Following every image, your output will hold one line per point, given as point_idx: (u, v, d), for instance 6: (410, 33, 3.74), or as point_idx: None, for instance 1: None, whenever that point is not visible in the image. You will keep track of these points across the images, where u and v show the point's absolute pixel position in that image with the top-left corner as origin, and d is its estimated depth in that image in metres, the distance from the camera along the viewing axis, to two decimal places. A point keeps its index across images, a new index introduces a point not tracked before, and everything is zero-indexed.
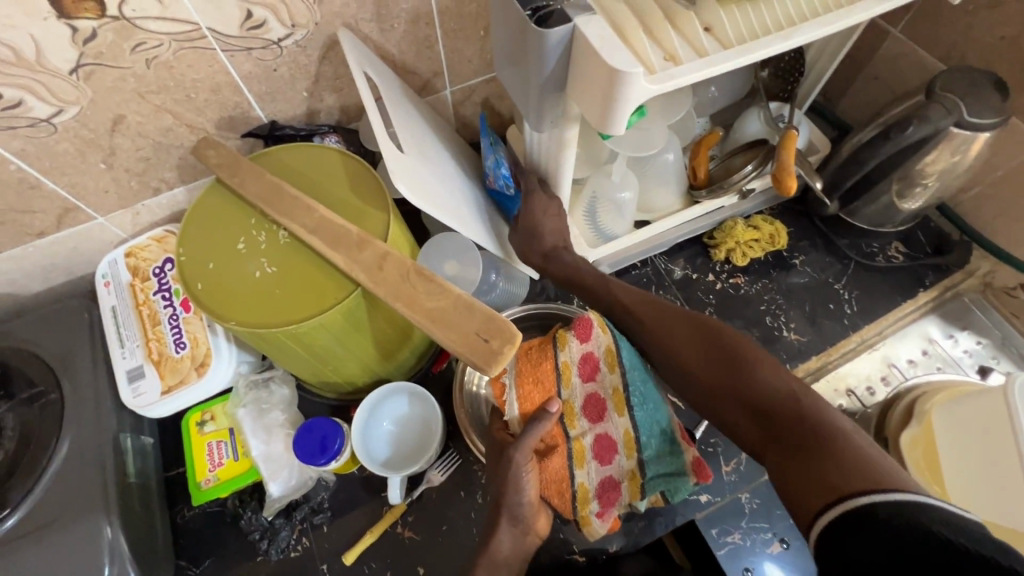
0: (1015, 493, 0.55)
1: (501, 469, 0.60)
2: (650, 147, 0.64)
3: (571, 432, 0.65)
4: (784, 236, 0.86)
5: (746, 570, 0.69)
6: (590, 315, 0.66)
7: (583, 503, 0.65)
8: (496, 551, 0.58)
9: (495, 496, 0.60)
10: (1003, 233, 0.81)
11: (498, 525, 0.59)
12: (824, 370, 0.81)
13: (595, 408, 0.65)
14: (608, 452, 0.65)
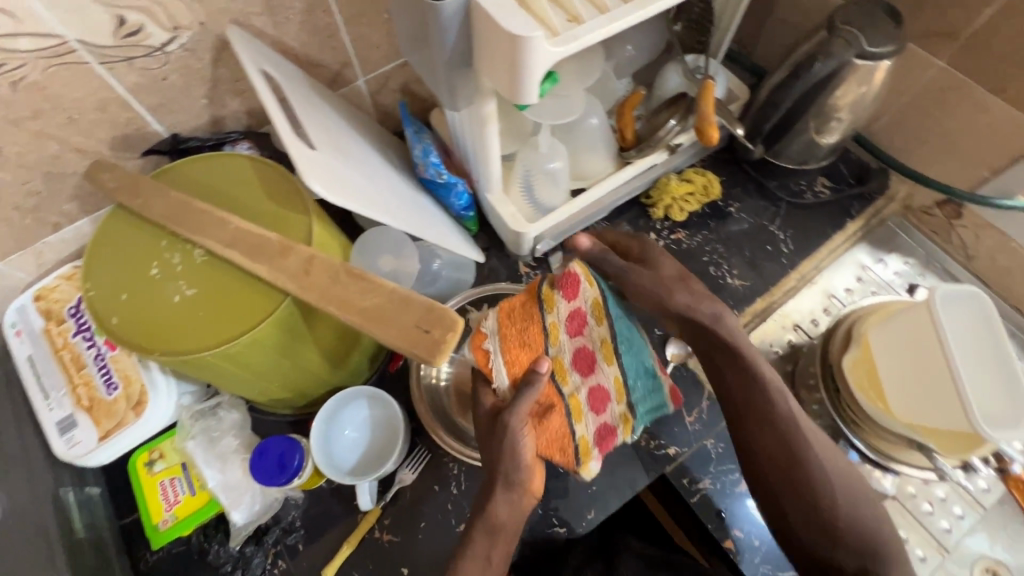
0: (945, 398, 0.58)
1: (498, 432, 0.60)
2: (569, 114, 0.64)
3: (564, 388, 0.66)
4: (717, 186, 0.88)
5: (720, 513, 0.71)
6: (573, 271, 0.66)
7: (584, 456, 0.65)
8: (494, 515, 0.58)
9: (490, 463, 0.61)
10: (916, 156, 0.84)
11: (496, 491, 0.58)
12: (769, 310, 0.84)
13: (584, 361, 0.66)
14: (602, 401, 0.66)
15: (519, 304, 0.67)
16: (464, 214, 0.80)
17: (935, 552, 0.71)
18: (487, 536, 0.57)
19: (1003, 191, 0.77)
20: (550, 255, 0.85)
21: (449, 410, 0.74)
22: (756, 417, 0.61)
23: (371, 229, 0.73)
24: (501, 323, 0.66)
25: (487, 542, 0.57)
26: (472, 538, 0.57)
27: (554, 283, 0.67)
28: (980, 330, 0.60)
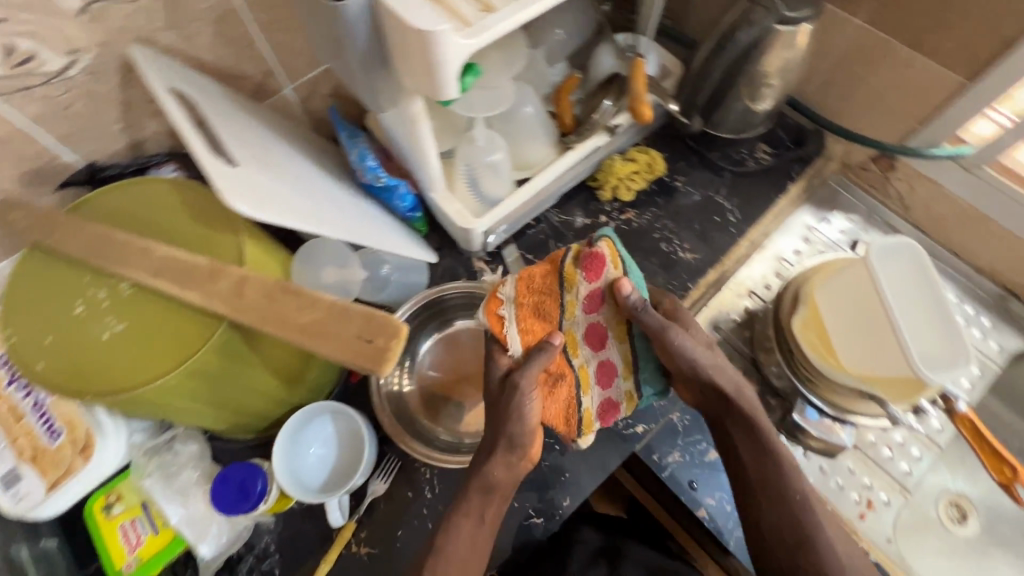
0: (889, 347, 0.60)
1: (509, 401, 0.61)
2: (499, 105, 0.62)
3: (573, 361, 0.66)
4: (660, 161, 0.88)
5: (691, 484, 0.73)
6: (599, 249, 0.63)
7: (585, 425, 0.67)
8: (490, 476, 0.61)
9: (495, 426, 0.62)
10: (850, 115, 0.86)
11: (497, 455, 0.61)
12: (723, 279, 0.86)
13: (596, 337, 0.65)
14: (608, 377, 0.67)
15: (537, 272, 0.65)
16: (410, 215, 0.79)
17: (898, 493, 0.77)
18: (481, 494, 0.61)
19: (930, 141, 0.79)
20: (503, 248, 0.85)
21: (414, 414, 0.74)
22: (770, 493, 0.62)
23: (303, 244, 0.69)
24: (516, 292, 0.65)
25: (481, 500, 0.61)
26: (467, 495, 0.61)
27: (579, 255, 0.63)
28: (914, 276, 0.62)
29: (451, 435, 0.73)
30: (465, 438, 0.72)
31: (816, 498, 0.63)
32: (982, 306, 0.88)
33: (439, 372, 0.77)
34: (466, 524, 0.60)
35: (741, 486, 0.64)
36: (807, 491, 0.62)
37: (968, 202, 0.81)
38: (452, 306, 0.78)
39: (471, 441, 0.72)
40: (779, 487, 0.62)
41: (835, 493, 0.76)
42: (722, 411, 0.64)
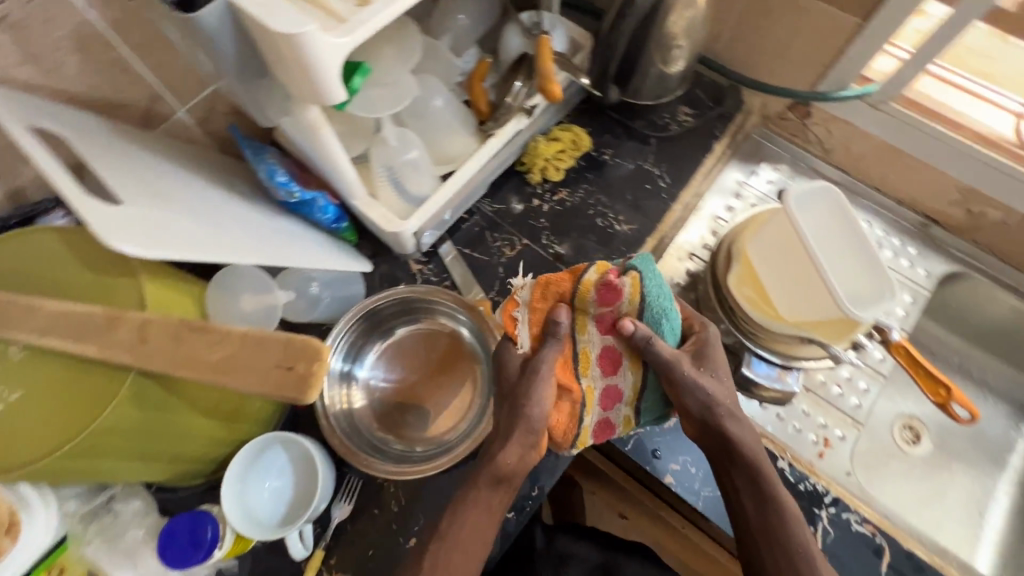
0: (818, 290, 0.62)
1: (525, 387, 0.63)
2: (402, 100, 0.60)
3: (580, 377, 0.67)
4: (585, 137, 0.88)
5: (654, 452, 0.73)
6: (620, 281, 0.65)
7: (579, 440, 0.67)
8: (502, 464, 0.61)
9: (508, 413, 0.63)
10: (761, 67, 0.87)
11: (513, 440, 0.61)
12: (663, 246, 0.86)
13: (609, 359, 0.67)
14: (612, 401, 0.68)
15: (556, 283, 0.66)
16: (337, 227, 0.76)
17: (851, 428, 0.80)
18: (492, 484, 0.61)
19: (838, 83, 0.81)
20: (439, 246, 0.82)
21: (365, 429, 0.71)
22: (772, 545, 0.60)
23: (221, 272, 0.65)
24: (531, 298, 0.67)
25: (491, 491, 0.61)
26: (477, 486, 0.61)
27: (600, 276, 0.65)
28: (836, 217, 0.64)
29: (404, 446, 0.71)
30: (417, 447, 0.71)
31: (819, 556, 0.60)
32: (907, 236, 0.91)
33: (393, 380, 0.75)
34: (474, 514, 0.61)
35: (743, 535, 0.62)
36: (809, 542, 0.59)
37: (881, 138, 0.84)
38: (390, 316, 0.76)
39: (423, 451, 0.70)
40: (778, 537, 0.60)
41: (794, 437, 0.77)
42: (727, 456, 0.63)
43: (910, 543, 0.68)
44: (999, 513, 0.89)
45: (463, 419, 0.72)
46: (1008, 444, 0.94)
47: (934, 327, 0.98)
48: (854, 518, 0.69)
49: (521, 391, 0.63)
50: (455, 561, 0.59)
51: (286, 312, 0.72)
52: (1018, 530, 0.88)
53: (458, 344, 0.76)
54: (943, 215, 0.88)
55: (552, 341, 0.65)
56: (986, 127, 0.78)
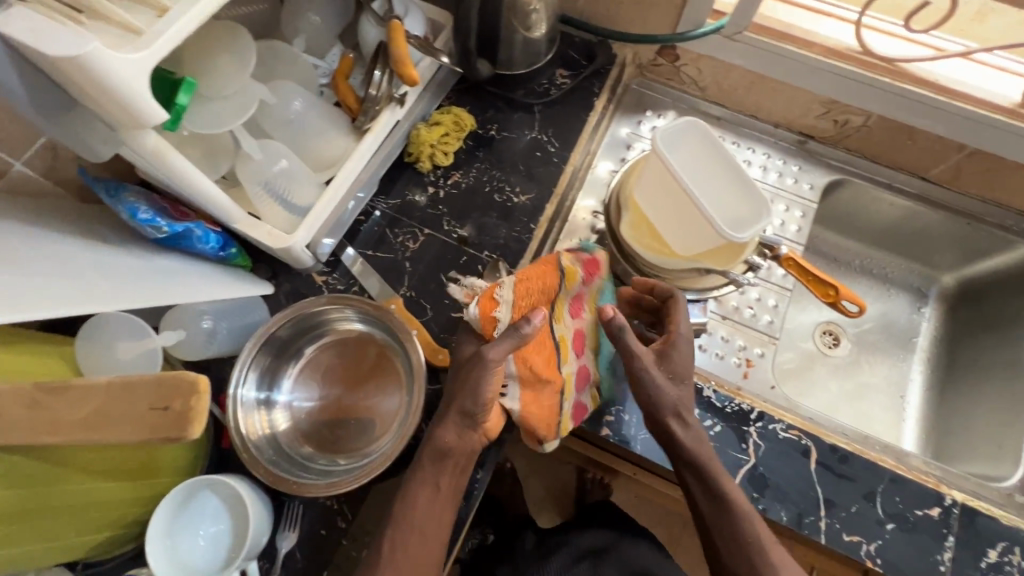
0: (699, 222, 0.64)
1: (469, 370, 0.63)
2: (251, 107, 0.58)
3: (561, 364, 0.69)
4: (467, 116, 0.87)
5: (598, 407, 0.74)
6: (591, 258, 0.73)
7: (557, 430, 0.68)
8: (441, 442, 0.63)
9: (451, 396, 0.65)
10: (623, 18, 0.88)
11: (449, 420, 0.63)
12: (563, 209, 0.87)
13: (578, 341, 0.71)
14: (583, 385, 0.70)
15: (545, 274, 0.68)
16: (224, 254, 0.72)
17: (769, 345, 0.83)
18: (436, 461, 0.63)
19: (694, 22, 0.84)
20: (341, 254, 0.80)
21: (290, 452, 0.69)
22: (723, 539, 0.62)
23: (92, 321, 0.59)
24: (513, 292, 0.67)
25: (435, 468, 0.63)
26: (423, 463, 0.64)
27: (575, 259, 0.71)
28: (701, 150, 0.67)
29: (326, 462, 0.69)
30: (340, 460, 0.69)
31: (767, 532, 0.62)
32: (788, 155, 0.97)
33: (315, 398, 0.73)
34: (424, 494, 0.63)
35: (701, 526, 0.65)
36: (758, 532, 0.61)
37: (745, 67, 0.88)
38: (299, 339, 0.74)
39: (346, 466, 0.68)
40: (727, 531, 0.62)
41: (717, 364, 0.81)
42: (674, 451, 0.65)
43: (831, 438, 0.72)
44: (916, 392, 0.97)
45: (396, 419, 0.71)
46: (914, 328, 1.01)
47: (831, 235, 1.05)
48: (779, 426, 0.72)
49: (464, 378, 0.63)
50: (412, 542, 0.61)
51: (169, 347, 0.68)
52: (934, 403, 0.95)
53: (378, 350, 0.74)
54: (814, 129, 0.93)
55: (514, 332, 0.61)
56: (834, 41, 0.83)
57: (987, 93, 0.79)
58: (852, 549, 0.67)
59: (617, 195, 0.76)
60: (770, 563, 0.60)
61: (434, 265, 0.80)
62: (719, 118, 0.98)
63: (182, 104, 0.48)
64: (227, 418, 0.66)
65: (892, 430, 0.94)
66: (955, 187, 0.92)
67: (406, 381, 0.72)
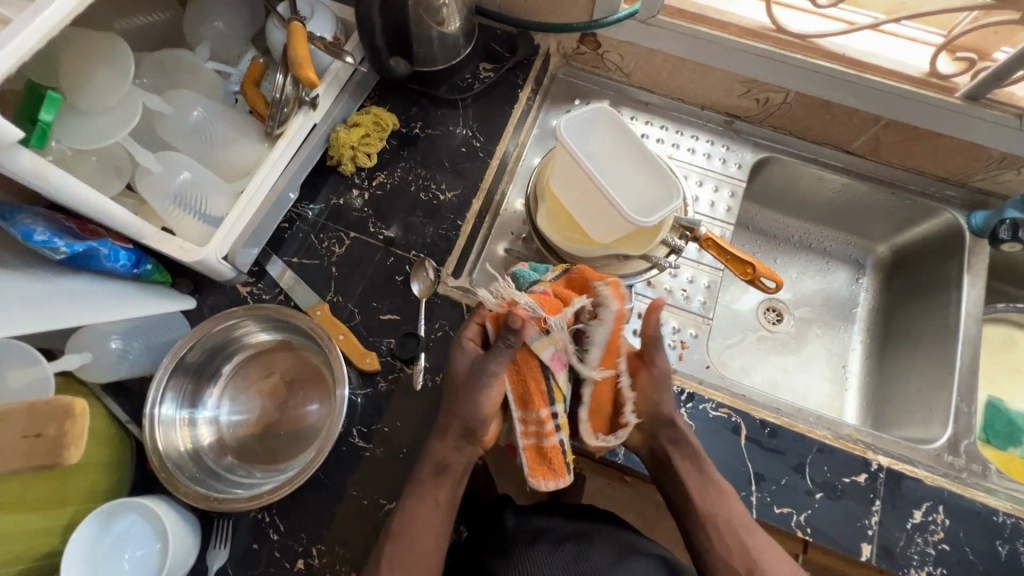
0: (612, 213, 0.66)
1: (468, 388, 0.62)
2: (132, 116, 0.60)
3: (553, 377, 0.62)
4: (388, 116, 0.86)
5: None
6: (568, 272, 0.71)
7: (569, 461, 0.63)
8: (439, 455, 0.64)
9: (449, 412, 0.64)
10: (539, 8, 0.88)
11: (449, 435, 0.64)
12: (492, 204, 0.87)
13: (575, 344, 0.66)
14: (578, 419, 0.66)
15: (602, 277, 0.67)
16: (138, 271, 0.70)
17: (703, 326, 0.84)
18: (435, 475, 0.64)
19: (610, 8, 0.84)
20: (266, 263, 0.78)
21: (209, 465, 0.68)
22: (714, 522, 0.63)
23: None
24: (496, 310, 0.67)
25: (435, 482, 0.63)
26: (422, 478, 0.64)
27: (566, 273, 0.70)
28: (616, 134, 0.68)
29: (244, 474, 0.68)
30: (257, 472, 0.68)
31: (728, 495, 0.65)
32: (716, 137, 0.97)
33: (239, 412, 0.72)
34: (422, 508, 0.62)
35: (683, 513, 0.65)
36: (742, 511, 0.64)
37: (664, 51, 0.88)
38: (218, 360, 0.72)
39: (263, 479, 0.67)
40: (718, 515, 0.63)
41: None
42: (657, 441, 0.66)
43: (761, 413, 0.73)
44: (857, 361, 0.98)
45: (322, 426, 0.70)
46: (853, 298, 1.02)
47: (769, 212, 1.06)
48: (709, 406, 0.73)
49: (463, 392, 0.63)
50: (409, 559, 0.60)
51: (75, 369, 0.66)
52: (874, 371, 0.97)
53: (300, 358, 0.73)
54: (739, 108, 0.94)
55: (504, 346, 0.61)
56: (749, 20, 0.83)
57: (898, 64, 0.80)
58: (783, 520, 0.68)
59: (538, 184, 0.82)
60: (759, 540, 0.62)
61: (362, 269, 0.79)
62: (647, 102, 0.99)
63: (45, 121, 0.52)
64: (143, 435, 0.65)
65: (836, 401, 0.96)
66: (878, 158, 0.93)
67: (329, 387, 0.72)
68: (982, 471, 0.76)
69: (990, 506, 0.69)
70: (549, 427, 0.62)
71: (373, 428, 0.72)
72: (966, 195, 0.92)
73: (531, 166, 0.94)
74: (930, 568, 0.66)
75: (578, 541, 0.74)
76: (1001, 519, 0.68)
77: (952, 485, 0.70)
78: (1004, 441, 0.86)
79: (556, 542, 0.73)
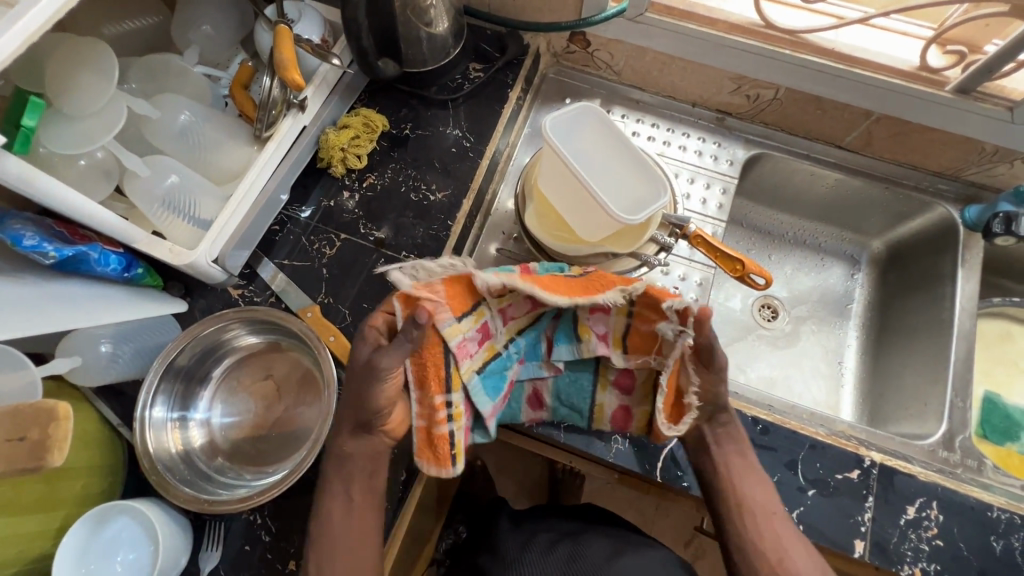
0: (597, 210, 0.66)
1: (364, 380, 0.58)
2: (117, 123, 0.61)
3: (452, 359, 0.60)
4: (377, 117, 0.85)
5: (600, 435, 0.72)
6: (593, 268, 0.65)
7: (457, 454, 0.61)
8: (341, 451, 0.63)
9: (350, 401, 0.61)
10: (527, 8, 0.88)
11: (344, 430, 0.63)
12: (482, 204, 0.87)
13: (483, 331, 0.63)
14: (473, 407, 0.64)
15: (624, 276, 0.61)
16: (128, 274, 0.70)
17: None
18: (339, 471, 0.63)
19: (597, 7, 0.84)
20: (257, 266, 0.79)
21: (200, 467, 0.68)
22: (750, 509, 0.63)
23: None
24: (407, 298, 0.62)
25: (342, 479, 0.63)
26: (330, 478, 0.63)
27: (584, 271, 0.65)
28: (601, 132, 0.68)
29: (234, 475, 0.68)
30: (248, 474, 0.68)
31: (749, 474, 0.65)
32: (708, 134, 0.97)
33: (232, 414, 0.72)
34: (336, 509, 0.62)
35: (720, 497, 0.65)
36: (777, 503, 0.64)
37: (653, 48, 0.88)
38: (211, 361, 0.72)
39: (253, 480, 0.67)
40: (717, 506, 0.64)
41: None
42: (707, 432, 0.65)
43: (752, 411, 0.73)
44: (853, 357, 0.98)
45: (314, 430, 0.69)
46: (850, 294, 1.02)
47: (762, 209, 1.05)
48: None
49: (358, 381, 0.59)
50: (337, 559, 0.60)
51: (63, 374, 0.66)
52: (869, 367, 0.97)
53: (292, 360, 0.74)
54: (729, 105, 0.94)
55: (405, 340, 0.55)
56: (737, 16, 0.83)
57: (887, 58, 0.80)
58: None
59: (525, 183, 0.81)
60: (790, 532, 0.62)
61: (353, 270, 0.79)
62: (639, 100, 0.99)
63: (28, 126, 0.53)
64: (134, 437, 0.65)
65: (832, 397, 0.95)
66: (871, 153, 0.93)
67: (319, 389, 0.72)
68: (977, 466, 0.76)
69: (984, 501, 0.68)
70: (441, 414, 0.61)
71: None
72: (959, 188, 0.91)
73: (521, 165, 0.94)
74: (925, 565, 0.66)
75: (571, 539, 0.73)
76: (996, 514, 0.68)
77: (946, 481, 0.69)
78: (1001, 436, 0.86)
79: (548, 543, 0.73)
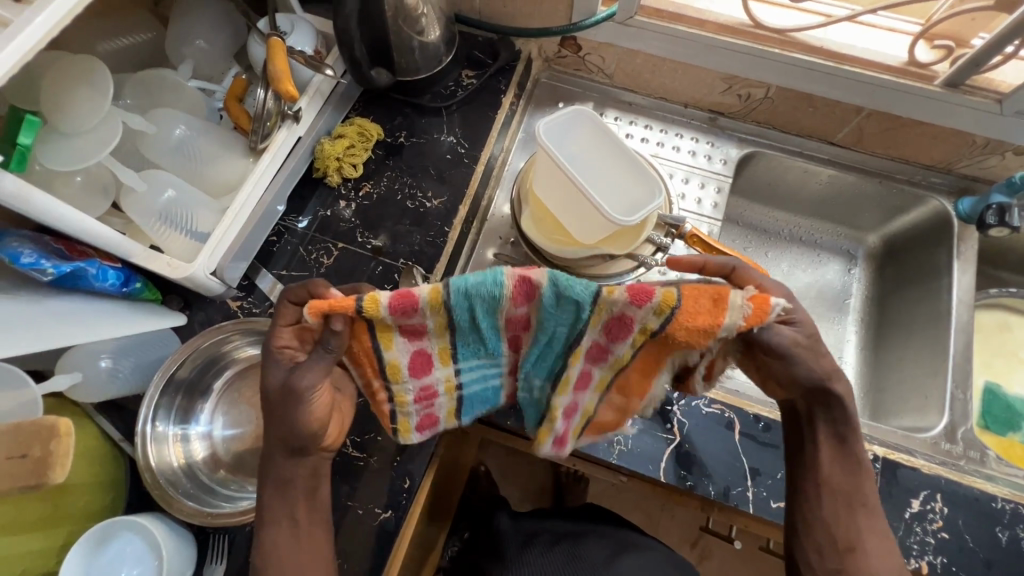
0: (592, 211, 0.66)
1: (284, 406, 0.51)
2: (112, 138, 0.62)
3: (383, 352, 0.51)
4: (372, 126, 0.86)
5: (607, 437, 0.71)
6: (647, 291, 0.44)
7: (402, 428, 0.60)
8: (275, 475, 0.54)
9: (269, 429, 0.53)
10: (516, 14, 0.89)
11: (271, 453, 0.54)
12: (478, 210, 0.88)
13: (411, 332, 0.50)
14: (431, 397, 0.58)
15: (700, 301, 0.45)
16: (127, 289, 0.70)
17: None
18: (280, 493, 0.54)
19: (587, 11, 0.84)
20: (256, 277, 0.79)
21: (203, 480, 0.68)
22: (812, 505, 0.55)
23: None
24: (300, 304, 0.52)
25: (283, 501, 0.54)
26: (267, 498, 0.54)
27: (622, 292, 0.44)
28: (593, 135, 0.69)
29: (236, 488, 0.68)
30: (249, 486, 0.68)
31: (835, 469, 0.55)
32: (700, 134, 0.98)
33: (233, 427, 0.72)
34: (284, 531, 0.54)
35: (800, 477, 0.57)
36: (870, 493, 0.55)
37: (644, 51, 0.89)
38: (212, 371, 0.72)
39: (255, 492, 0.67)
40: None
41: None
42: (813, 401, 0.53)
43: (754, 408, 0.73)
44: (852, 352, 0.98)
45: None
46: (847, 289, 1.02)
47: (757, 207, 1.06)
48: (701, 402, 0.73)
49: (279, 409, 0.51)
50: None
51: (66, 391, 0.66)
52: (870, 362, 0.97)
53: None
54: (722, 105, 0.95)
55: (323, 353, 0.49)
56: (726, 17, 0.84)
57: (876, 54, 0.81)
58: (779, 515, 0.67)
59: (521, 187, 0.82)
60: (864, 524, 0.54)
61: (353, 278, 0.79)
62: (631, 102, 0.99)
63: (24, 145, 0.54)
64: (135, 452, 0.64)
65: None
66: (863, 148, 0.93)
67: None
68: (979, 457, 0.76)
69: (988, 492, 0.68)
70: (381, 397, 0.57)
71: (367, 438, 0.72)
72: (952, 181, 0.92)
73: (516, 170, 0.95)
74: (931, 557, 0.66)
75: (572, 540, 0.73)
76: (1000, 505, 0.68)
77: (949, 472, 0.69)
78: (1002, 426, 0.86)
79: (548, 543, 0.73)
